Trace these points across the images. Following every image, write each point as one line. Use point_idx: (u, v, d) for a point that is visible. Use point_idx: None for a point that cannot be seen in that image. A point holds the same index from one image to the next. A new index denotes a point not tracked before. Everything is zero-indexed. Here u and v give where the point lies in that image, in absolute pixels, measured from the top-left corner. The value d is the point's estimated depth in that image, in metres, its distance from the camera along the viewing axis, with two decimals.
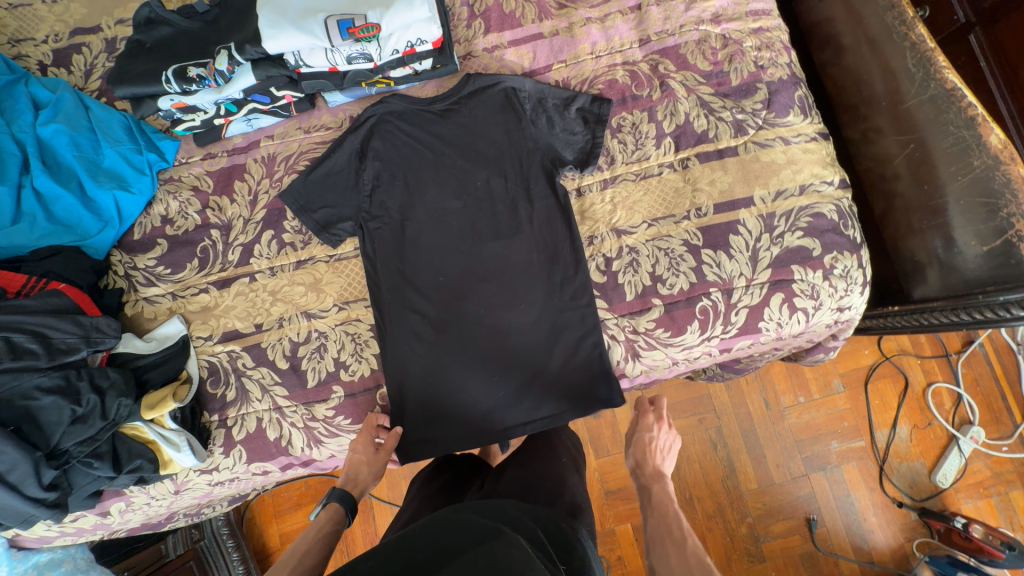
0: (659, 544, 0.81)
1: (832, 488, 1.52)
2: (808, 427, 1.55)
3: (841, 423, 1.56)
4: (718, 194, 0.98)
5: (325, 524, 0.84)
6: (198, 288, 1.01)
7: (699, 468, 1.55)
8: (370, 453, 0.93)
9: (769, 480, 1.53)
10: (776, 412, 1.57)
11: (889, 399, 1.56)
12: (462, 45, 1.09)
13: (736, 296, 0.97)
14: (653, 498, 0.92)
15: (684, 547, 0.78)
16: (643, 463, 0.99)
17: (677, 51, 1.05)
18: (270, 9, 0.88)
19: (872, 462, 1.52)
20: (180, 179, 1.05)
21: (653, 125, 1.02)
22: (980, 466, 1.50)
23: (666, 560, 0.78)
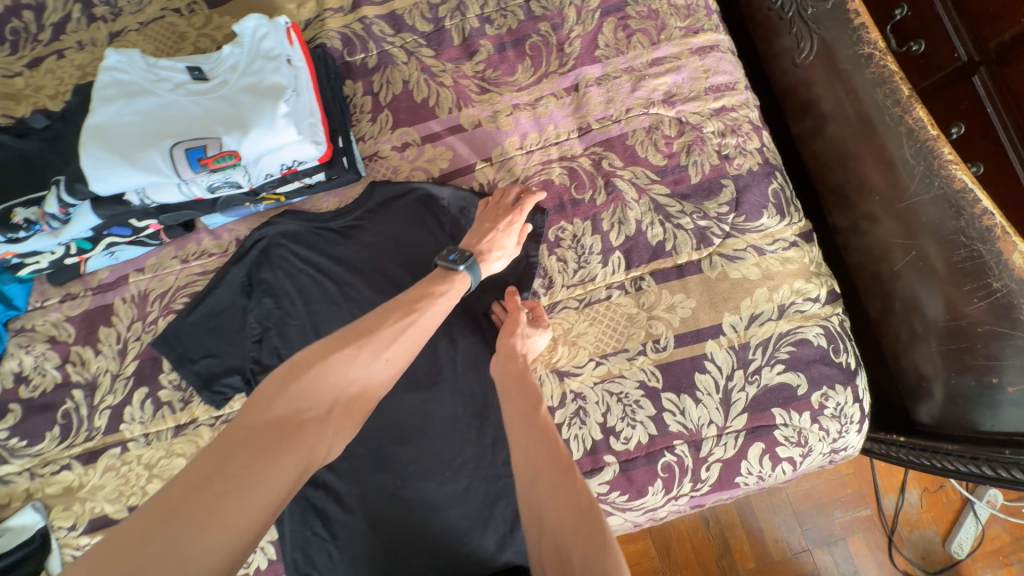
0: (546, 480, 0.61)
1: (839, 562, 1.35)
2: (807, 497, 1.39)
3: (844, 490, 1.39)
4: (679, 322, 0.81)
5: (439, 282, 0.73)
6: (59, 465, 0.84)
7: (690, 548, 1.38)
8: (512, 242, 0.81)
9: (769, 557, 1.35)
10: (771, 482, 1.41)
11: None
12: (367, 143, 0.90)
13: (705, 449, 0.79)
14: (523, 409, 0.69)
15: (573, 488, 0.59)
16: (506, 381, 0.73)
17: (623, 141, 0.86)
18: (96, 141, 0.69)
19: (881, 532, 1.37)
20: (34, 328, 0.87)
21: (597, 238, 0.84)
22: (998, 531, 1.35)
23: (555, 503, 0.59)
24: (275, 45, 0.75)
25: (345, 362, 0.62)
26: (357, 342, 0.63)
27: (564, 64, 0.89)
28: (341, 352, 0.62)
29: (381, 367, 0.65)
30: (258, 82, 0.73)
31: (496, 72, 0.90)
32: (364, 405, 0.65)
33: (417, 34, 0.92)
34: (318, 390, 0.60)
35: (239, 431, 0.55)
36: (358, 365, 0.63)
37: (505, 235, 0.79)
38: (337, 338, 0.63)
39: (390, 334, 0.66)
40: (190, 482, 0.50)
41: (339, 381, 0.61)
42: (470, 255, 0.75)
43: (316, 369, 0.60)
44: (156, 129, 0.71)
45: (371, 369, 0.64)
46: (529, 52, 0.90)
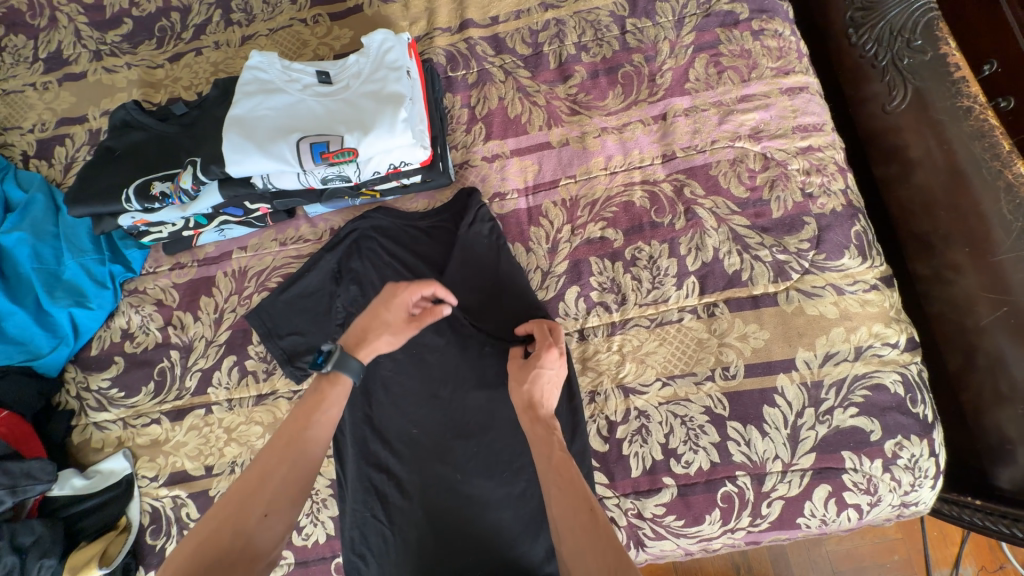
0: (570, 538, 0.57)
1: None
2: (848, 558, 1.32)
3: (891, 556, 1.31)
4: (750, 352, 0.81)
5: (314, 394, 0.71)
6: (149, 418, 0.91)
7: None
8: (399, 320, 0.78)
9: None
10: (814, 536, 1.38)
11: (949, 532, 1.33)
12: (460, 152, 0.97)
13: (769, 484, 0.78)
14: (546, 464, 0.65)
15: (597, 535, 0.55)
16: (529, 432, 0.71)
17: (706, 171, 0.89)
18: (237, 132, 0.78)
19: None
20: (144, 290, 0.96)
21: (674, 261, 0.86)
22: None
23: (582, 558, 0.55)
24: (398, 57, 0.83)
25: (224, 534, 0.58)
26: (229, 513, 0.59)
27: (654, 93, 0.93)
28: (219, 524, 0.59)
29: (269, 518, 0.61)
30: (381, 88, 0.80)
31: (587, 96, 0.95)
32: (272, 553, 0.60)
33: (516, 56, 0.99)
34: (208, 559, 0.55)
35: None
36: (243, 529, 0.59)
37: (385, 316, 0.77)
38: (216, 513, 0.60)
39: (270, 481, 0.62)
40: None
41: (230, 544, 0.57)
42: (333, 352, 0.73)
43: (200, 541, 0.57)
44: (286, 125, 0.80)
45: (264, 524, 0.60)
46: (621, 80, 0.95)
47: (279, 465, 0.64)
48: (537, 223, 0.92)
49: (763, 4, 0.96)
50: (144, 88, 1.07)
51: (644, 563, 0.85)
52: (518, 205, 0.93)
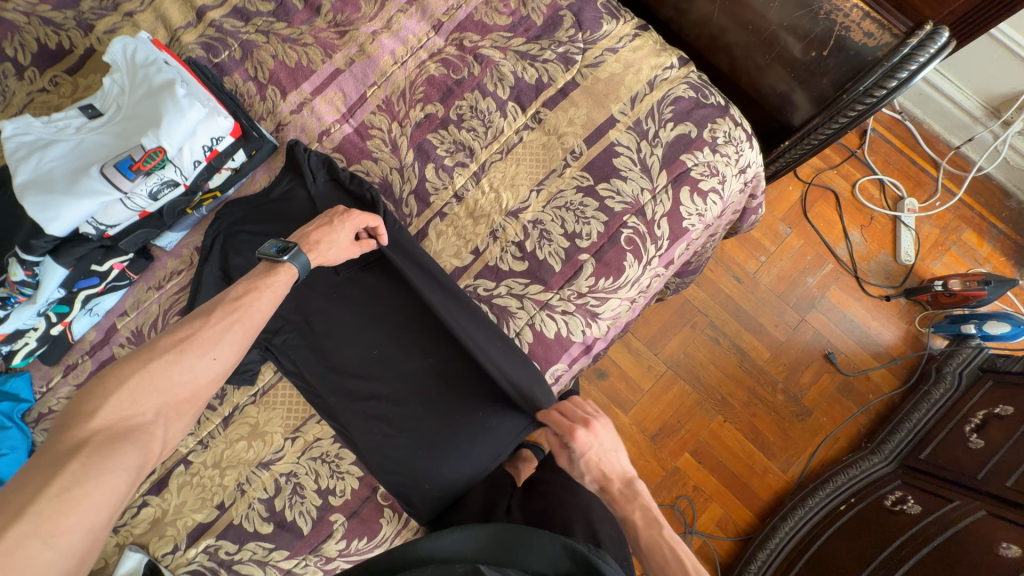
0: None
1: (829, 317, 1.62)
2: (782, 279, 1.64)
3: (806, 259, 1.66)
4: (581, 130, 0.96)
5: (263, 277, 0.75)
6: (136, 506, 0.88)
7: (714, 367, 1.58)
8: (348, 242, 0.86)
9: (777, 342, 1.60)
10: (750, 283, 1.64)
11: (831, 217, 1.68)
12: (269, 119, 1.00)
13: (650, 211, 0.95)
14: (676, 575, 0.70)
15: None
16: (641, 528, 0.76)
17: (472, 20, 1.01)
18: (34, 192, 0.76)
19: (848, 276, 1.64)
20: (51, 409, 0.91)
21: (489, 100, 0.98)
22: (928, 229, 1.66)
23: None
24: (149, 53, 0.84)
25: (166, 367, 0.62)
26: (176, 347, 0.64)
27: None
28: (160, 358, 0.62)
29: (213, 368, 0.66)
30: (148, 86, 0.82)
31: (345, 14, 1.02)
32: (200, 404, 0.65)
33: (265, 15, 1.03)
34: (146, 394, 0.60)
35: (60, 446, 0.54)
36: (183, 368, 0.63)
37: (337, 234, 0.84)
38: (154, 350, 0.63)
39: (205, 336, 0.66)
40: (24, 482, 0.51)
41: (176, 380, 0.62)
42: (293, 245, 0.78)
43: (143, 374, 0.61)
44: (82, 164, 0.79)
45: (204, 368, 0.65)
46: None
47: (216, 330, 0.67)
48: (370, 135, 0.99)
49: None
50: None
51: (612, 331, 0.99)
52: (345, 131, 0.99)
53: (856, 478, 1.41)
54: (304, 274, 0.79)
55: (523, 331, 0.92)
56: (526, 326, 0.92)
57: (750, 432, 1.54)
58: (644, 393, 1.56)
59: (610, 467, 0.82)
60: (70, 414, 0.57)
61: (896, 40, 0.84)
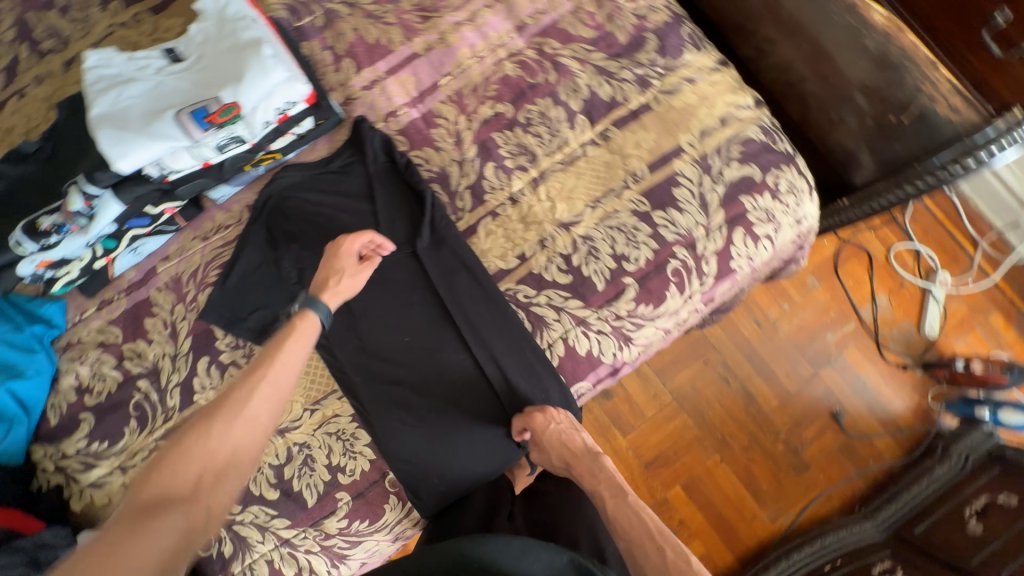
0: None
1: (843, 377, 1.60)
2: (801, 331, 1.63)
3: (829, 314, 1.64)
4: (647, 154, 0.96)
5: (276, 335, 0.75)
6: (147, 450, 0.89)
7: (718, 406, 1.57)
8: (354, 265, 0.85)
9: (786, 392, 1.59)
10: (770, 330, 1.63)
11: (860, 276, 1.67)
12: (338, 91, 1.00)
13: (701, 247, 0.94)
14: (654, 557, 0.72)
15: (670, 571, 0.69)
16: (624, 524, 0.77)
17: (556, 27, 1.01)
18: (108, 126, 0.77)
19: (868, 339, 1.62)
20: (80, 340, 0.92)
21: (560, 109, 0.98)
22: (957, 307, 1.64)
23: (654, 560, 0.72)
24: (240, 9, 0.85)
25: (198, 438, 0.63)
26: (208, 413, 0.65)
27: None
28: (196, 426, 0.64)
29: (242, 428, 0.65)
30: (235, 40, 0.82)
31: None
32: (245, 467, 0.64)
33: None
34: (186, 459, 0.62)
35: (123, 511, 0.58)
36: (217, 437, 0.63)
37: (342, 265, 0.84)
38: (195, 417, 0.65)
39: (233, 395, 0.66)
40: (89, 545, 0.55)
41: (207, 445, 0.62)
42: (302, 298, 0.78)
43: (178, 441, 0.63)
44: (158, 106, 0.80)
45: (240, 433, 0.64)
46: None
47: (247, 393, 0.67)
48: (435, 124, 0.99)
49: None
50: None
51: (641, 358, 0.98)
52: (412, 115, 0.99)
53: (844, 542, 1.40)
54: (326, 316, 0.79)
55: (556, 343, 0.92)
56: (559, 340, 0.92)
57: (745, 477, 1.53)
58: (646, 420, 1.55)
59: (577, 445, 0.85)
60: (135, 483, 0.61)
61: (979, 119, 0.88)
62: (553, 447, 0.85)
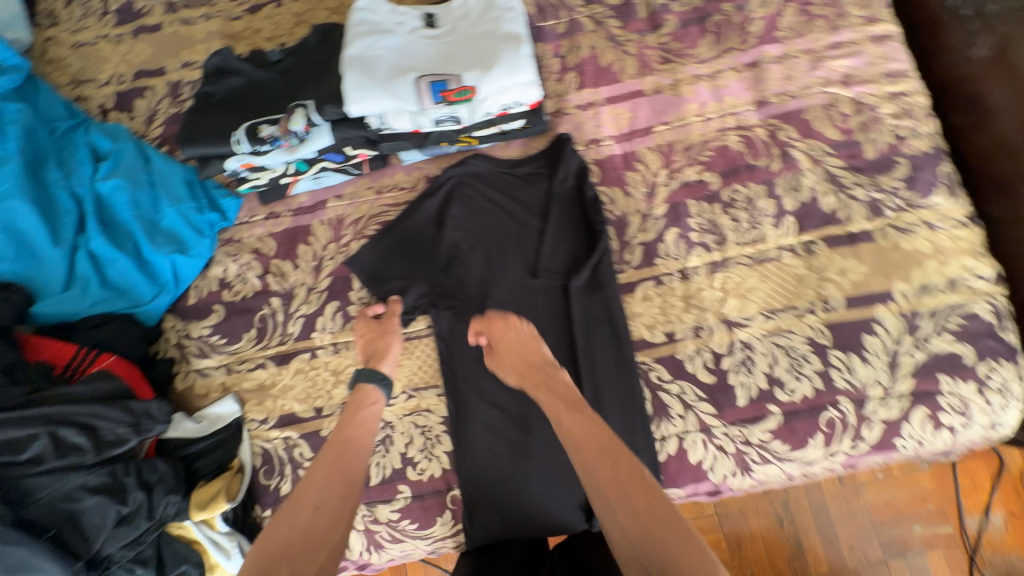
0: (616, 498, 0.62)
1: None
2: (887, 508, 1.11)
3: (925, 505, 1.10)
4: (849, 286, 0.85)
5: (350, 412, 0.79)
6: (254, 363, 0.92)
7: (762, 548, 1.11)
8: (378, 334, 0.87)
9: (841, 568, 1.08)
10: (847, 485, 1.12)
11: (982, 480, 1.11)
12: (553, 100, 0.98)
13: (869, 408, 0.82)
14: (636, 524, 0.60)
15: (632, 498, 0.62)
16: (595, 476, 0.65)
17: (800, 116, 0.92)
18: (357, 70, 0.80)
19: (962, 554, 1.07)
20: (241, 240, 0.98)
21: (772, 201, 0.89)
22: None
23: (628, 502, 0.62)
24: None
25: (284, 520, 0.66)
26: (292, 501, 0.68)
27: (746, 41, 0.97)
28: (278, 518, 0.66)
29: (328, 503, 0.68)
30: (494, 28, 0.82)
31: (680, 44, 0.98)
32: (329, 541, 0.66)
33: (606, 6, 1.02)
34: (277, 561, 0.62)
35: None
36: (301, 508, 0.67)
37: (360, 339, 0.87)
38: (270, 531, 0.65)
39: (316, 493, 0.68)
40: None
41: (293, 534, 0.64)
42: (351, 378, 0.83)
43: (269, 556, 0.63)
44: (403, 65, 0.81)
45: (324, 508, 0.67)
46: (713, 28, 0.98)
47: (329, 468, 0.71)
48: (633, 168, 0.94)
49: None
50: (225, 39, 1.09)
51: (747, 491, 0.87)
52: (614, 150, 0.95)
53: None
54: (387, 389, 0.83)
55: (669, 440, 0.83)
56: (675, 437, 0.83)
57: None
58: None
59: (534, 354, 0.80)
60: None
61: None
62: (511, 358, 0.81)
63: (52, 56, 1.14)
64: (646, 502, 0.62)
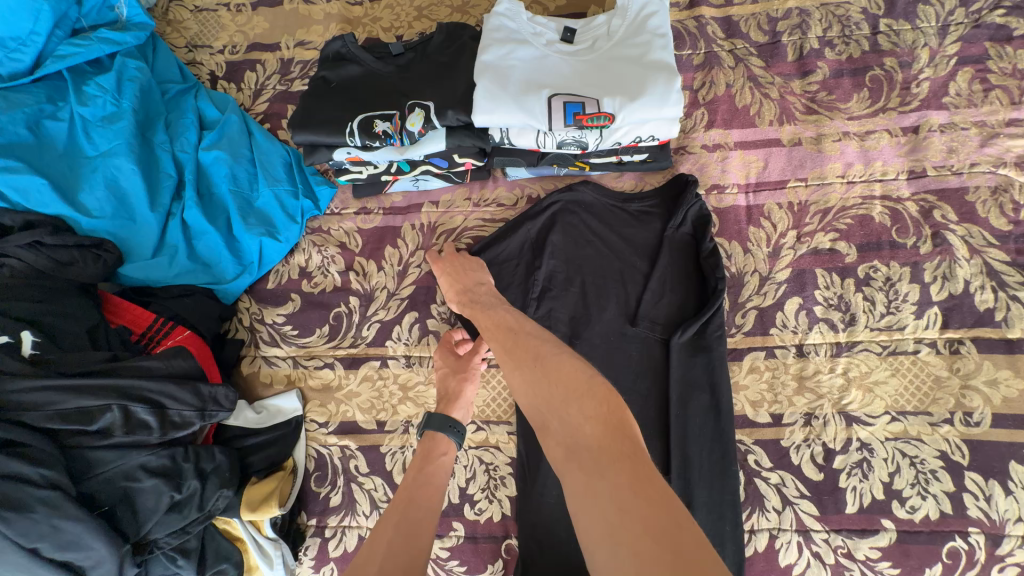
0: (522, 384, 0.63)
1: None
2: None
3: None
4: (998, 400, 0.73)
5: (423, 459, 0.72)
6: (323, 362, 0.88)
7: None
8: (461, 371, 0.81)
9: None
10: None
11: None
12: (677, 136, 0.91)
13: (1005, 548, 0.70)
14: (533, 379, 0.62)
15: (534, 372, 0.63)
16: (501, 354, 0.68)
17: (961, 195, 0.81)
18: (489, 79, 0.75)
19: None
20: (328, 231, 0.95)
21: (915, 287, 0.79)
22: None
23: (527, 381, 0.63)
24: (660, 23, 0.78)
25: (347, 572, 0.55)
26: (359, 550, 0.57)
27: (907, 102, 0.86)
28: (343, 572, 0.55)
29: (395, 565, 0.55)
30: (642, 54, 0.76)
31: (829, 95, 0.89)
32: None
33: (749, 42, 0.93)
34: None
35: None
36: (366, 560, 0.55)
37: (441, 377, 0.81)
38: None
39: (381, 545, 0.57)
40: None
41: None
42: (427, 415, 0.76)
43: None
44: (537, 80, 0.76)
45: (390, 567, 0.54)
46: (869, 83, 0.88)
47: (398, 518, 0.61)
48: (757, 223, 0.85)
49: None
50: (342, 23, 1.07)
51: None
52: (737, 201, 0.87)
53: None
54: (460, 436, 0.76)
55: (759, 534, 0.74)
56: (765, 532, 0.74)
57: None
58: None
59: (469, 278, 0.81)
60: None
61: None
62: (444, 284, 0.83)
63: (173, 17, 1.14)
64: (537, 356, 0.64)
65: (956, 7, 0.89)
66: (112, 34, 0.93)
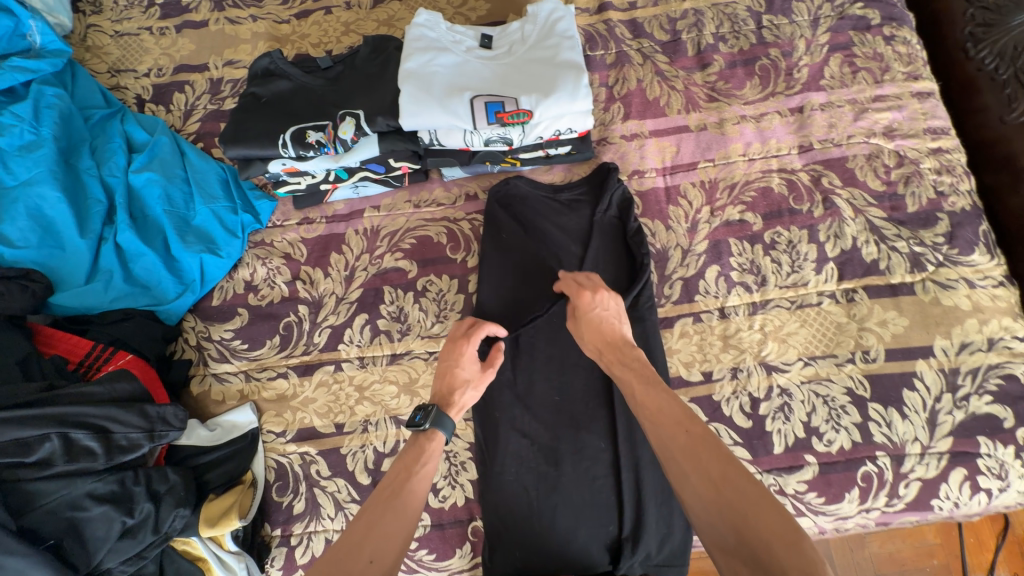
0: (694, 482, 0.57)
1: None
2: (892, 567, 1.06)
3: (930, 564, 1.06)
4: (889, 337, 0.84)
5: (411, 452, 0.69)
6: (276, 372, 0.89)
7: None
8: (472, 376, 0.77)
9: None
10: (854, 536, 1.08)
11: (986, 539, 1.07)
12: (598, 129, 0.99)
13: (907, 465, 0.79)
14: (714, 494, 0.54)
15: (715, 481, 0.55)
16: (673, 452, 0.60)
17: (843, 163, 0.93)
18: (414, 85, 0.80)
19: None
20: (272, 243, 0.96)
21: (813, 246, 0.89)
22: None
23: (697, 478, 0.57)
24: (567, 27, 0.85)
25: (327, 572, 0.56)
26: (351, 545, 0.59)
27: (791, 86, 0.98)
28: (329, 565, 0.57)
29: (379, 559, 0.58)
30: (553, 55, 0.82)
31: (726, 84, 0.99)
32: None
33: (655, 42, 1.03)
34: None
35: None
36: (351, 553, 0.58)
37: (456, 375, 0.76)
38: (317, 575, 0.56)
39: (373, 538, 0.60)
40: None
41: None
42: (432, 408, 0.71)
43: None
44: (459, 84, 0.81)
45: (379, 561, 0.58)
46: (759, 71, 0.99)
47: (385, 512, 0.63)
48: (675, 202, 0.94)
49: (892, 13, 1.01)
50: (271, 42, 1.09)
51: None
52: (656, 183, 0.95)
53: None
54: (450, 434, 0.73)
55: None
56: None
57: None
58: None
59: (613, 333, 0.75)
60: None
61: None
62: (587, 331, 0.77)
63: (92, 43, 1.12)
64: (714, 466, 0.56)
65: (823, 3, 1.02)
66: (27, 63, 0.91)
